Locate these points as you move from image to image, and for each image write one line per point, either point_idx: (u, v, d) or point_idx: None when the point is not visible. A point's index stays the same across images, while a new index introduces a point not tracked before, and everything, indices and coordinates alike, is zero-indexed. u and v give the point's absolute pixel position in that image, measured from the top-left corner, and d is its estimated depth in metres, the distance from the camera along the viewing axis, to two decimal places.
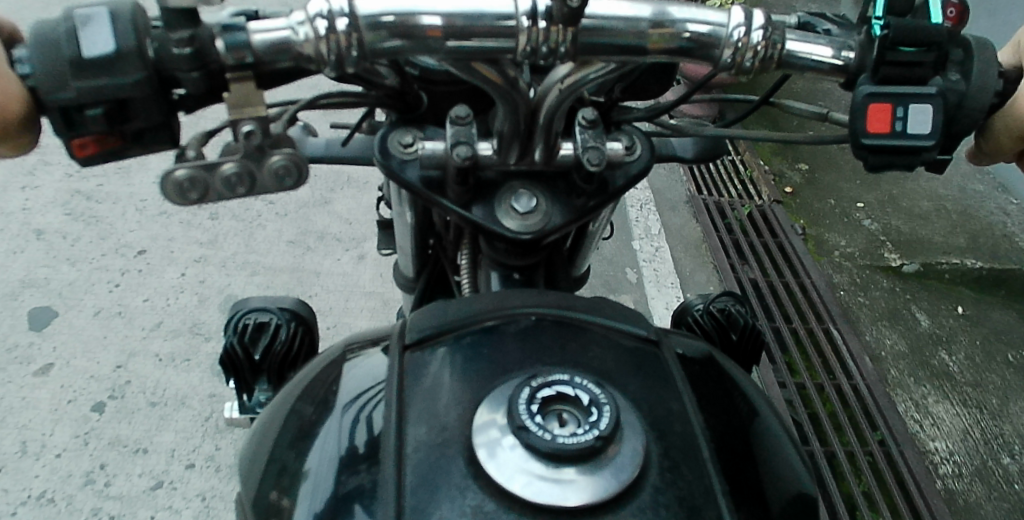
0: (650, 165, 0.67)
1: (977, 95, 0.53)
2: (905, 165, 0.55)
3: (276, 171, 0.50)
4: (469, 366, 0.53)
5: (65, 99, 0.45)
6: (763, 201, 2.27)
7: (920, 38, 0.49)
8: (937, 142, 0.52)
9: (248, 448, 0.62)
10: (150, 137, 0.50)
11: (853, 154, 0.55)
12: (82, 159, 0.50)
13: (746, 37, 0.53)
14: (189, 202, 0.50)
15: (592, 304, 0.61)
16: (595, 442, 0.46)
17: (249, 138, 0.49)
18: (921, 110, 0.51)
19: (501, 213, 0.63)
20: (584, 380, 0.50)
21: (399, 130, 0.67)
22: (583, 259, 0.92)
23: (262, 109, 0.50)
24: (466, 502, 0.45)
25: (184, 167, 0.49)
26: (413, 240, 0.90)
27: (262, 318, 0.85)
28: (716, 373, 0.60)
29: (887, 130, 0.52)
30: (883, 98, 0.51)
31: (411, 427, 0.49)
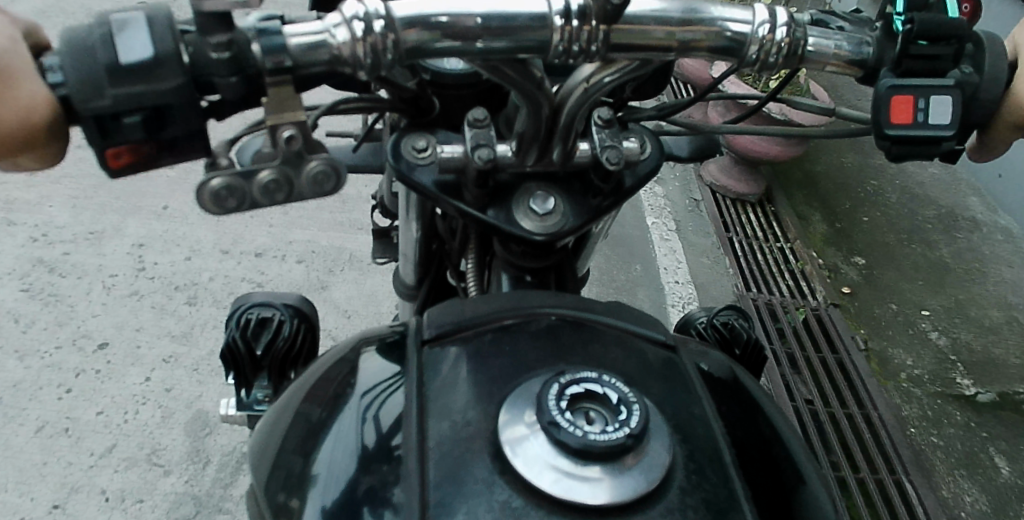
0: (659, 164, 0.83)
1: (989, 87, 0.61)
2: (927, 154, 0.62)
3: (315, 177, 0.52)
4: (489, 359, 0.59)
5: (102, 108, 0.46)
6: (818, 303, 2.29)
7: (938, 32, 0.58)
8: (956, 131, 0.59)
9: (255, 444, 0.66)
10: (183, 145, 0.51)
11: (878, 144, 0.62)
12: (112, 170, 0.50)
13: (772, 33, 0.57)
14: (226, 210, 0.52)
15: (609, 309, 0.69)
16: (626, 439, 0.47)
17: (289, 143, 0.51)
18: (942, 102, 0.58)
19: (519, 215, 0.76)
20: (613, 379, 0.51)
21: (410, 135, 0.79)
22: (584, 259, 1.05)
23: (300, 114, 0.51)
24: (494, 498, 0.46)
25: (218, 177, 0.50)
26: (418, 245, 1.03)
27: (265, 313, 0.97)
28: (737, 389, 0.66)
29: (910, 121, 0.59)
30: (905, 90, 0.59)
31: (434, 423, 0.53)
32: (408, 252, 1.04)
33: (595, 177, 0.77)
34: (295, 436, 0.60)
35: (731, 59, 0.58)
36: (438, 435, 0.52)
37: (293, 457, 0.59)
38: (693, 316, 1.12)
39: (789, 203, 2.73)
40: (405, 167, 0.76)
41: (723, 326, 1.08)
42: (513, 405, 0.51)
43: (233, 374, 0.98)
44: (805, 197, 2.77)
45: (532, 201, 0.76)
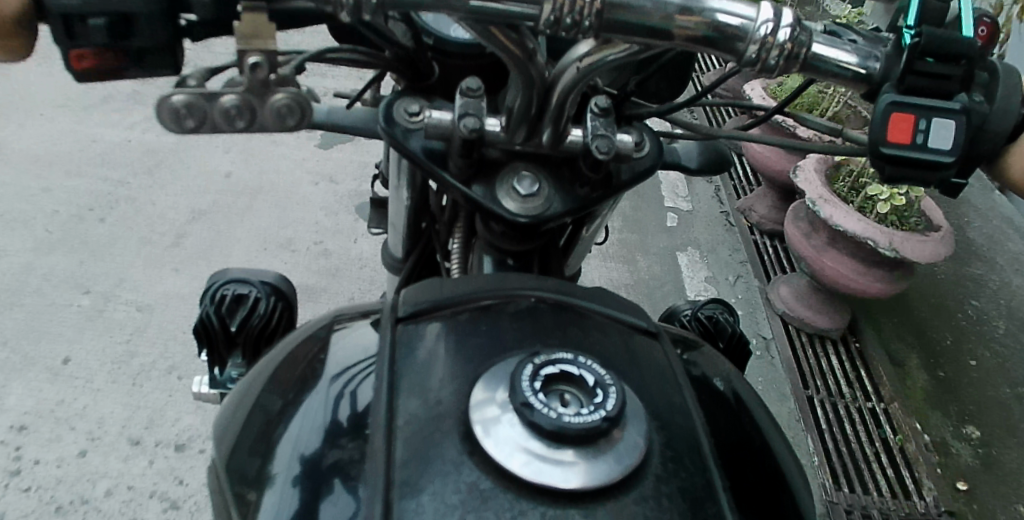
0: (655, 166, 0.80)
1: (1000, 115, 0.55)
2: (923, 181, 0.57)
3: (278, 108, 0.51)
4: (464, 340, 0.57)
5: (67, 5, 0.46)
6: (929, 509, 1.69)
7: (948, 50, 0.52)
8: (957, 158, 0.54)
9: (219, 420, 0.63)
10: (150, 60, 0.51)
11: (871, 164, 0.56)
12: (76, 73, 0.50)
13: (775, 33, 0.53)
14: (184, 129, 0.51)
15: (592, 295, 0.67)
16: (601, 423, 0.45)
17: (255, 71, 0.49)
18: (944, 126, 0.53)
19: (502, 193, 0.75)
20: (590, 361, 0.50)
21: (405, 98, 0.79)
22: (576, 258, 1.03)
23: (272, 44, 0.48)
24: (462, 479, 0.45)
25: (181, 93, 0.50)
26: (407, 219, 1.01)
27: (241, 290, 0.95)
28: (723, 399, 0.62)
29: (908, 141, 0.54)
30: (907, 108, 0.53)
31: (402, 405, 0.51)
32: (397, 225, 1.02)
33: (584, 166, 0.73)
34: (255, 427, 0.57)
35: (726, 52, 0.54)
36: (410, 414, 0.50)
37: (258, 435, 0.56)
38: (678, 309, 1.11)
39: (878, 340, 2.13)
40: (397, 132, 0.75)
41: (707, 319, 1.07)
42: (486, 385, 0.49)
43: (206, 351, 0.95)
44: (896, 325, 2.21)
45: (517, 182, 0.75)
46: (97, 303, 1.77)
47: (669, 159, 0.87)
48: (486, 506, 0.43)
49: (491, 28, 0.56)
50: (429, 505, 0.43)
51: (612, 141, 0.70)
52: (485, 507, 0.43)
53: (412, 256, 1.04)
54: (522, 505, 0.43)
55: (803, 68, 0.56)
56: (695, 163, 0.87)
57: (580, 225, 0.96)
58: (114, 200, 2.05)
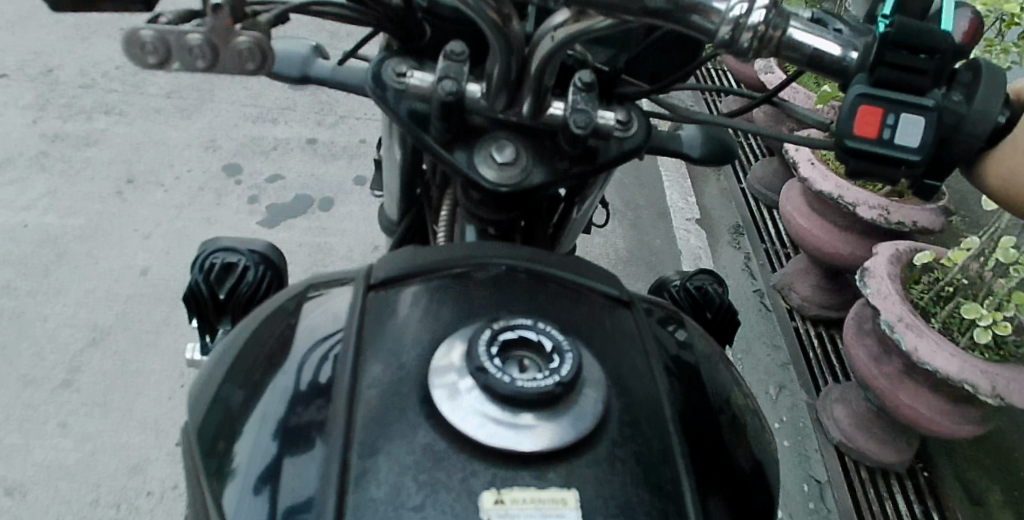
0: (643, 143, 0.78)
1: (976, 120, 0.52)
2: (888, 177, 0.56)
3: (240, 51, 0.50)
4: (434, 307, 0.58)
5: None
6: None
7: (922, 45, 0.50)
8: (923, 157, 0.53)
9: (199, 378, 0.65)
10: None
11: (837, 155, 0.56)
12: (50, 4, 0.48)
13: (747, 15, 0.52)
14: (148, 65, 0.50)
15: (565, 264, 0.67)
16: (555, 387, 0.46)
17: (217, 12, 0.50)
18: (912, 121, 0.52)
19: (480, 160, 0.74)
20: (549, 327, 0.50)
21: (394, 59, 0.76)
22: (567, 241, 1.01)
23: None
24: (418, 441, 0.46)
25: (150, 28, 0.49)
26: (401, 183, 1.01)
27: (230, 259, 0.96)
28: (690, 368, 0.63)
29: (875, 137, 0.53)
30: (877, 101, 0.53)
31: (368, 369, 0.52)
32: (391, 186, 1.02)
33: (563, 139, 0.72)
34: (230, 388, 0.58)
35: (701, 34, 0.54)
36: (375, 376, 0.51)
37: (233, 396, 0.57)
38: (668, 279, 1.11)
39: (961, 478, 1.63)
40: (386, 94, 0.74)
41: (696, 290, 1.07)
42: (447, 352, 0.50)
43: (196, 318, 0.97)
44: None
45: (496, 149, 0.74)
46: (91, 264, 1.80)
47: (668, 146, 0.85)
48: (439, 467, 0.44)
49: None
50: (385, 465, 0.44)
51: (590, 117, 0.69)
52: (438, 468, 0.44)
53: (405, 220, 1.05)
54: (475, 467, 0.44)
55: (780, 52, 0.55)
56: (696, 152, 0.84)
57: (572, 204, 0.96)
58: (112, 164, 2.07)
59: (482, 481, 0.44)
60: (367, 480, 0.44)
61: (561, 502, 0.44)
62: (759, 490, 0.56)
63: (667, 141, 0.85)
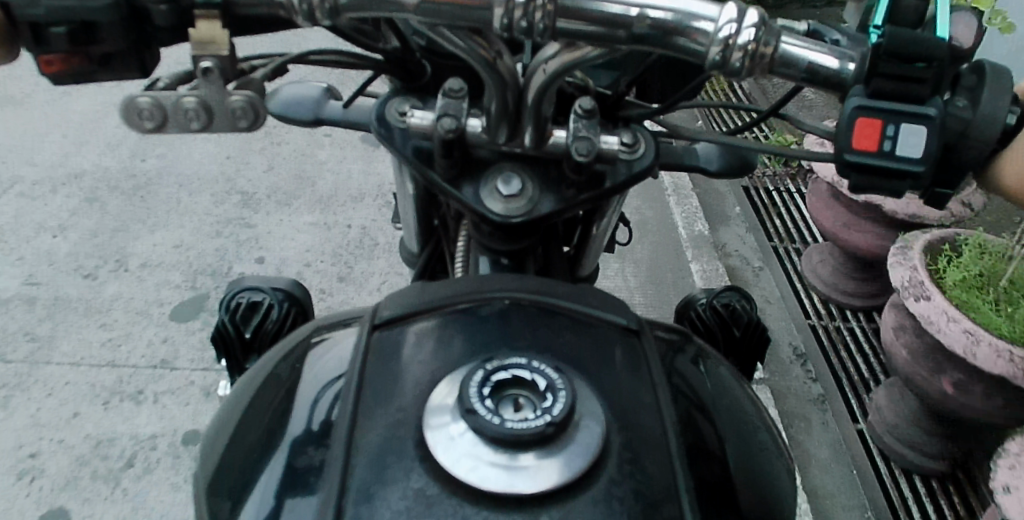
0: (652, 167, 0.77)
1: (984, 125, 0.50)
2: (893, 189, 0.54)
3: (233, 110, 0.52)
4: (434, 345, 0.58)
5: (33, 14, 0.47)
6: None
7: (916, 53, 0.47)
8: (928, 168, 0.51)
9: (216, 419, 0.67)
10: (117, 61, 0.52)
11: (838, 170, 0.54)
12: (50, 76, 0.52)
13: (734, 35, 0.49)
14: (146, 129, 0.53)
15: (572, 293, 0.66)
16: (545, 428, 0.45)
17: (205, 74, 0.51)
18: (913, 132, 0.49)
19: (487, 193, 0.75)
20: (543, 364, 0.50)
21: (399, 97, 0.81)
22: (591, 261, 1.01)
23: (224, 48, 0.51)
24: (411, 484, 0.46)
25: (146, 95, 0.52)
26: (417, 215, 1.02)
27: (256, 298, 0.99)
28: (702, 399, 0.61)
29: (875, 149, 0.51)
30: (873, 113, 0.50)
31: (366, 412, 0.52)
32: (409, 219, 1.03)
33: (567, 167, 0.71)
34: (247, 430, 0.60)
35: (690, 56, 0.53)
36: (373, 420, 0.51)
37: (244, 443, 0.59)
38: (694, 297, 1.08)
39: None
40: (392, 131, 0.77)
41: (722, 307, 1.05)
42: (443, 393, 0.50)
43: (224, 357, 0.98)
44: None
45: (501, 182, 0.75)
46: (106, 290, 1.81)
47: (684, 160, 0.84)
48: (430, 511, 0.44)
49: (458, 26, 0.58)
50: (378, 509, 0.45)
51: (594, 143, 0.69)
52: (430, 511, 0.44)
53: (425, 251, 1.06)
54: (466, 509, 0.44)
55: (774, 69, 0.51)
56: (713, 166, 0.83)
57: (590, 223, 0.95)
58: None
59: None
60: None
61: None
62: None
63: (683, 156, 0.84)
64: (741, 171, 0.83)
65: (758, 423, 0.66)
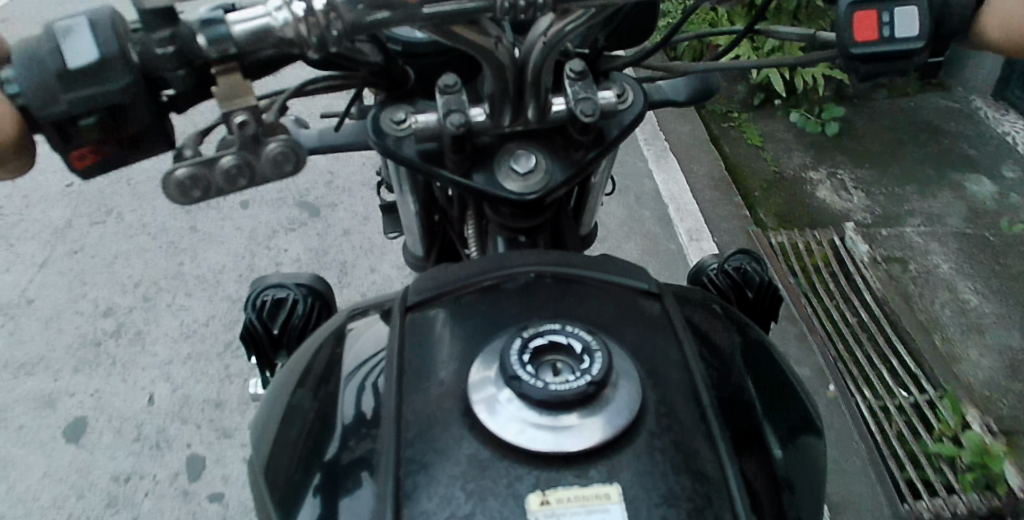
0: (642, 112, 0.79)
1: None
2: (896, 74, 0.58)
3: (274, 157, 0.55)
4: (464, 322, 0.60)
5: (58, 113, 0.48)
6: None
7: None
8: (926, 43, 0.55)
9: (257, 424, 0.70)
10: (144, 143, 0.53)
11: (844, 68, 0.58)
12: (80, 171, 0.53)
13: None
14: (192, 199, 0.55)
15: (591, 263, 0.68)
16: (587, 387, 0.48)
17: (243, 127, 0.53)
18: (905, 13, 0.55)
19: (502, 176, 0.76)
20: (578, 328, 0.53)
21: (389, 108, 0.79)
22: (588, 216, 1.04)
23: (251, 98, 0.53)
24: (463, 452, 0.48)
25: (184, 166, 0.54)
26: (420, 220, 1.04)
27: (279, 294, 1.01)
28: (725, 352, 0.64)
29: (876, 38, 0.55)
30: (868, 5, 0.56)
31: (408, 387, 0.55)
32: (411, 225, 1.05)
33: (574, 131, 0.73)
34: (292, 436, 0.62)
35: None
36: (417, 395, 0.54)
37: (291, 442, 0.61)
38: (705, 264, 1.11)
39: None
40: (389, 144, 0.76)
41: (734, 271, 1.07)
42: (481, 366, 0.52)
43: (254, 356, 1.02)
44: None
45: (514, 161, 0.76)
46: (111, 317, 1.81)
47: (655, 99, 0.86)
48: (484, 476, 0.47)
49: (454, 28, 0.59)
50: (434, 480, 0.47)
51: (595, 102, 0.70)
52: (484, 475, 0.47)
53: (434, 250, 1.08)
54: (518, 471, 0.47)
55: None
56: (682, 96, 0.86)
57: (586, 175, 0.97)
58: None
59: (527, 484, 0.46)
60: (419, 494, 0.47)
61: (605, 497, 0.45)
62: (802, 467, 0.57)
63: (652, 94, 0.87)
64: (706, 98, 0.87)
65: (781, 371, 0.68)
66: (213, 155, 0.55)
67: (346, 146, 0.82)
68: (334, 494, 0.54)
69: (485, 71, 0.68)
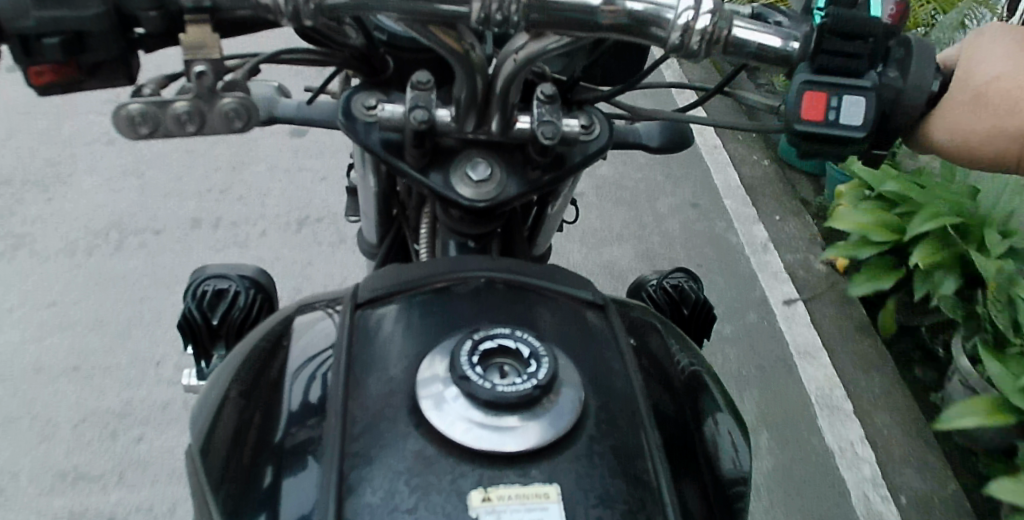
0: (605, 145, 0.81)
1: (914, 93, 0.62)
2: (837, 154, 0.65)
3: (226, 112, 0.56)
4: (417, 320, 0.61)
5: (24, 27, 0.50)
6: None
7: (854, 31, 0.59)
8: (866, 133, 0.62)
9: (201, 400, 0.70)
10: (104, 70, 0.56)
11: (793, 140, 0.64)
12: (38, 87, 0.55)
13: (693, 20, 0.58)
14: (139, 135, 0.56)
15: (542, 272, 0.70)
16: (533, 391, 0.50)
17: (201, 78, 0.54)
18: (853, 103, 0.61)
19: (457, 180, 0.77)
20: (527, 334, 0.54)
21: (364, 93, 0.82)
22: (543, 238, 1.06)
23: (216, 51, 0.55)
24: (409, 447, 0.49)
25: (137, 103, 0.55)
26: (378, 207, 1.06)
27: (222, 284, 1.00)
28: (662, 371, 0.66)
29: (822, 119, 0.61)
30: (819, 87, 0.61)
31: (360, 376, 0.56)
32: (369, 211, 1.07)
33: (533, 149, 0.75)
34: (233, 417, 0.62)
35: (645, 37, 0.60)
36: (366, 388, 0.54)
37: (237, 425, 0.62)
38: (646, 280, 1.15)
39: None
40: (358, 127, 0.78)
41: (672, 288, 1.11)
42: (431, 363, 0.53)
43: (191, 344, 1.00)
44: None
45: (471, 168, 0.77)
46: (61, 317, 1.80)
47: (628, 138, 0.91)
48: (429, 471, 0.48)
49: (431, 26, 0.62)
50: (379, 471, 0.48)
51: (557, 126, 0.72)
52: (429, 471, 0.48)
53: (386, 240, 1.10)
54: (463, 467, 0.48)
55: (726, 49, 0.61)
56: (654, 141, 0.91)
57: (545, 203, 1.00)
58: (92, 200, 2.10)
59: (470, 481, 0.47)
60: (364, 486, 0.48)
61: (545, 497, 0.47)
62: (725, 494, 0.60)
63: (626, 134, 0.92)
64: (677, 149, 0.91)
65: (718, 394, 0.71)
66: (169, 98, 0.55)
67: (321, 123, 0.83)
68: (278, 477, 0.54)
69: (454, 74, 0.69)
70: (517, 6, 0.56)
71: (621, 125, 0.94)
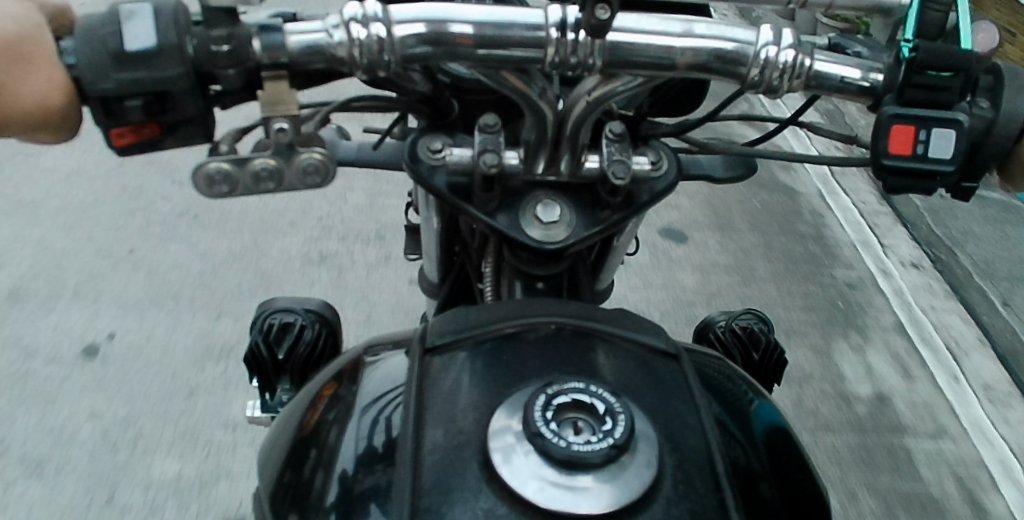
0: (674, 181, 0.79)
1: (1006, 121, 0.59)
2: (925, 188, 0.62)
3: (303, 167, 0.56)
4: (484, 369, 0.60)
5: (106, 90, 0.51)
6: None
7: (947, 63, 0.56)
8: (956, 167, 0.59)
9: (267, 441, 0.71)
10: (184, 132, 0.57)
11: (876, 175, 0.61)
12: (118, 148, 0.57)
13: (776, 53, 0.57)
14: (219, 194, 0.56)
15: (611, 318, 0.68)
16: (609, 449, 0.48)
17: (279, 134, 0.55)
18: (943, 135, 0.58)
19: (526, 222, 0.76)
20: (600, 389, 0.53)
21: (428, 136, 0.81)
22: (606, 273, 1.05)
23: (295, 108, 0.56)
24: (480, 504, 0.48)
25: (217, 161, 0.55)
26: (440, 245, 1.06)
27: (287, 319, 1.01)
28: (737, 425, 0.63)
29: (908, 153, 0.59)
30: (907, 120, 0.58)
31: (430, 429, 0.54)
32: (431, 250, 1.08)
33: (603, 190, 0.74)
34: (300, 465, 0.62)
35: (730, 78, 0.59)
36: (434, 438, 0.54)
37: (304, 472, 0.61)
38: (714, 320, 1.11)
39: None
40: (423, 169, 0.77)
41: (742, 330, 1.07)
42: (503, 415, 0.52)
43: (256, 378, 1.01)
44: None
45: (539, 209, 0.76)
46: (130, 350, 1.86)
47: (693, 171, 0.88)
48: None
49: (505, 73, 0.63)
50: None
51: (628, 166, 0.71)
52: None
53: (448, 279, 1.11)
54: None
55: (809, 83, 0.59)
56: (719, 173, 0.89)
57: (610, 239, 0.98)
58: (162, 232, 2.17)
59: None
60: None
61: None
62: None
63: (690, 167, 0.89)
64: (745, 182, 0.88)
65: (795, 448, 0.68)
66: (246, 155, 0.56)
67: (382, 164, 0.83)
68: None
69: (525, 117, 0.69)
70: (593, 51, 0.55)
71: (684, 159, 0.92)
